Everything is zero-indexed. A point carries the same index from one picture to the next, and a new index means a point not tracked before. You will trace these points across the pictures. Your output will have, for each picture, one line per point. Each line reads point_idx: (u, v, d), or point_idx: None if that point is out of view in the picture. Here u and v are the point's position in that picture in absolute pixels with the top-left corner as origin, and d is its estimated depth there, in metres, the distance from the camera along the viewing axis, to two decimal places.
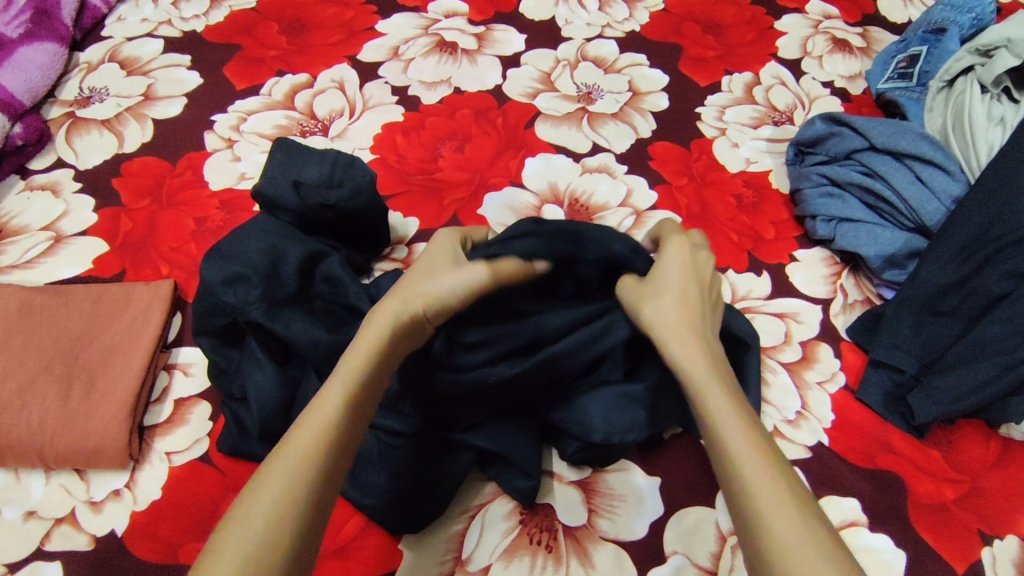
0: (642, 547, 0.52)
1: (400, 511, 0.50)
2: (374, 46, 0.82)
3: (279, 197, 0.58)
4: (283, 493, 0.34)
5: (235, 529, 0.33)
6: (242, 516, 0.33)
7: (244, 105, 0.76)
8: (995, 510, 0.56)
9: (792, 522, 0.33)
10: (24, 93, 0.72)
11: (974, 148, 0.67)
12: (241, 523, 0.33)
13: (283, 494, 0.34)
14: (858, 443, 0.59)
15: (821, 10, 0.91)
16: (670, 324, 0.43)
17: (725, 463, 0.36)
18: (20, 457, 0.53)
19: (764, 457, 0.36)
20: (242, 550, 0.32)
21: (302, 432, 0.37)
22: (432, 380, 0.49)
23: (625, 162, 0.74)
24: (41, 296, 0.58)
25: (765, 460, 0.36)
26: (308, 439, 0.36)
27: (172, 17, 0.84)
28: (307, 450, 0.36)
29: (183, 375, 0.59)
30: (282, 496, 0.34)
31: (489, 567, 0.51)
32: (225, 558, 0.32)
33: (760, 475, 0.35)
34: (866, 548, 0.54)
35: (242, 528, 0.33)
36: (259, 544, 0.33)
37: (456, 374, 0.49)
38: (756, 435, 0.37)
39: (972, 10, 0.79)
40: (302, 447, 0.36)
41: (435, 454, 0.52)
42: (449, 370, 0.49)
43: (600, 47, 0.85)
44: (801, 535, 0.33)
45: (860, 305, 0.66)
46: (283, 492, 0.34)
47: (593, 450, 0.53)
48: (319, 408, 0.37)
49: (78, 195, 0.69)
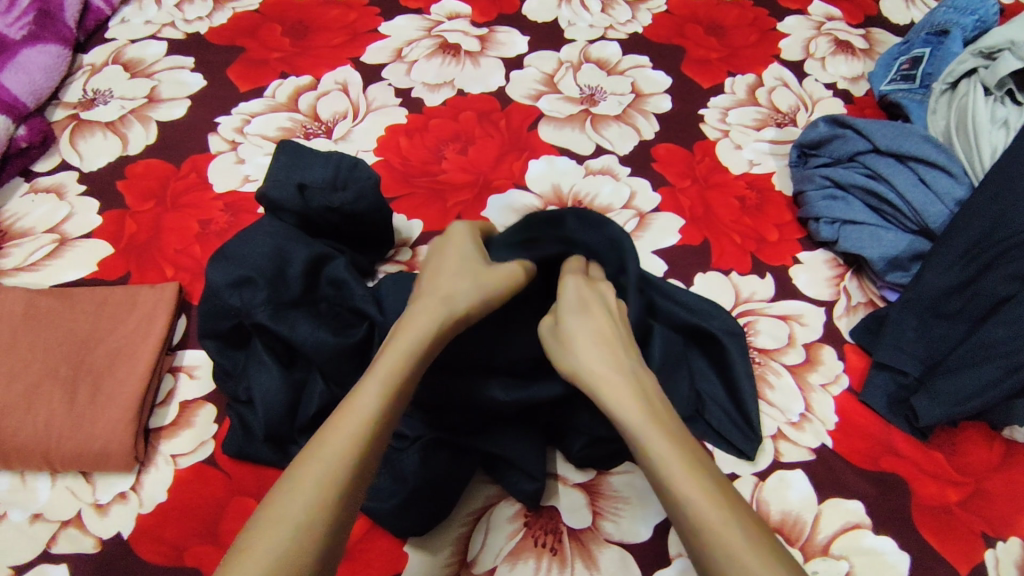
0: (648, 549, 0.53)
1: (407, 515, 0.50)
2: (377, 48, 0.82)
3: (281, 199, 0.58)
4: (313, 501, 0.35)
5: (264, 527, 0.34)
6: (274, 512, 0.35)
7: (248, 107, 0.76)
8: (998, 512, 0.56)
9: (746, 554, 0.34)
10: (28, 95, 0.72)
11: (978, 150, 0.67)
12: (274, 524, 0.34)
13: (316, 501, 0.35)
14: (862, 445, 0.59)
15: (824, 11, 0.91)
16: (600, 362, 0.44)
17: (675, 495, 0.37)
18: (27, 459, 0.53)
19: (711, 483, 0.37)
20: (276, 553, 0.33)
21: (337, 436, 0.38)
22: (456, 390, 0.51)
23: (628, 164, 0.74)
24: (46, 299, 0.58)
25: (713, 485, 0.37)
26: (338, 441, 0.37)
27: (175, 18, 0.84)
28: (342, 452, 0.37)
29: (189, 377, 0.59)
30: (315, 502, 0.35)
31: (495, 568, 0.51)
32: (257, 560, 0.33)
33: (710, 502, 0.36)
34: (870, 550, 0.54)
35: (275, 530, 0.34)
36: (289, 548, 0.33)
37: (472, 376, 0.52)
38: (702, 466, 0.38)
39: (974, 13, 0.79)
40: (333, 452, 0.37)
41: (445, 461, 0.51)
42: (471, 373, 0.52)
43: (603, 49, 0.85)
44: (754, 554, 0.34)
45: (864, 307, 0.67)
46: (315, 494, 0.35)
47: (600, 446, 0.54)
48: (353, 411, 0.39)
49: (82, 198, 0.69)
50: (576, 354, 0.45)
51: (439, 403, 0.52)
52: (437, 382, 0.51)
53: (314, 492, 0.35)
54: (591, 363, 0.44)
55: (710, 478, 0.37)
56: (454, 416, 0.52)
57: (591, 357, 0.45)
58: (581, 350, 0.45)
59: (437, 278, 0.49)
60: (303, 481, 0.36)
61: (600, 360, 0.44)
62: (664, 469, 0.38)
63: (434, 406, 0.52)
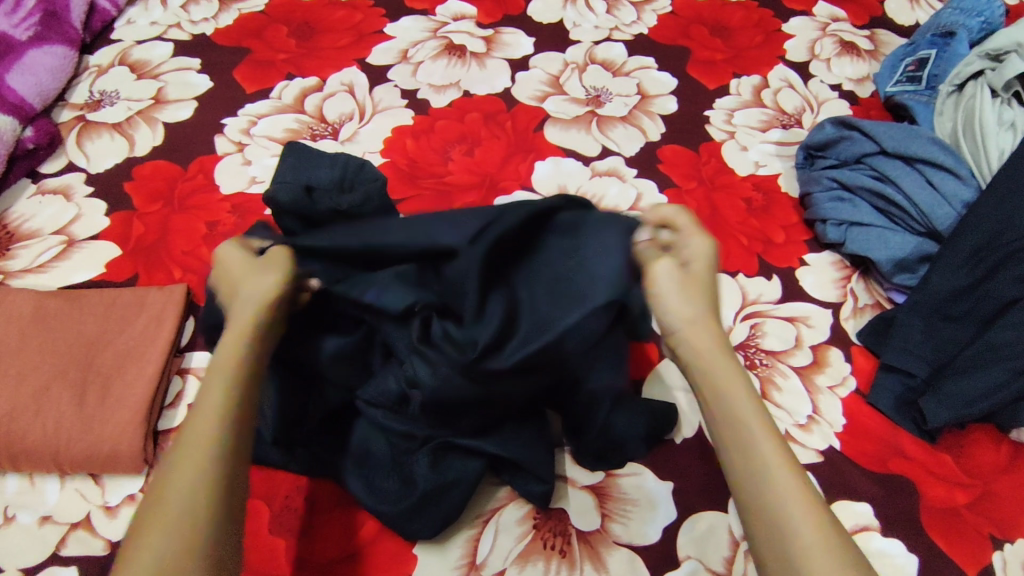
0: (657, 551, 0.53)
1: (421, 515, 0.51)
2: (382, 49, 0.82)
3: (292, 204, 0.56)
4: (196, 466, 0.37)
5: (161, 497, 0.36)
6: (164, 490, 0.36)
7: (255, 108, 0.76)
8: (1006, 514, 0.56)
9: (802, 507, 0.38)
10: (35, 96, 0.72)
11: (986, 153, 0.67)
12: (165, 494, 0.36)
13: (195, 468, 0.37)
14: (870, 448, 0.59)
15: (829, 12, 0.90)
16: (702, 319, 0.45)
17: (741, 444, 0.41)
18: (36, 462, 0.53)
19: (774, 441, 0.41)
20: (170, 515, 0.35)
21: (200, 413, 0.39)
22: (448, 390, 0.44)
23: (635, 166, 0.74)
24: (55, 301, 0.58)
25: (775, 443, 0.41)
26: (199, 446, 0.38)
27: (181, 20, 0.84)
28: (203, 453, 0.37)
29: (197, 379, 0.59)
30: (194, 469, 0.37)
31: (504, 572, 0.52)
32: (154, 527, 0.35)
33: (773, 457, 0.40)
34: (878, 553, 0.54)
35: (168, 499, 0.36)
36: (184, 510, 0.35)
37: (476, 381, 0.44)
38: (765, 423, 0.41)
39: (980, 14, 0.79)
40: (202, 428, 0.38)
41: (431, 456, 0.50)
42: (473, 376, 0.44)
43: (608, 50, 0.85)
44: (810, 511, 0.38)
45: (870, 309, 0.67)
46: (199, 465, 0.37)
47: (607, 432, 0.53)
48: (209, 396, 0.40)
49: (90, 199, 0.69)
50: (685, 307, 0.45)
51: (444, 403, 0.46)
52: (451, 381, 0.44)
53: (190, 492, 0.36)
54: (688, 316, 0.45)
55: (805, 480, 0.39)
56: (461, 416, 0.49)
57: (691, 314, 0.45)
58: (673, 306, 0.45)
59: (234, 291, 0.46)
60: (180, 476, 0.36)
61: (699, 314, 0.45)
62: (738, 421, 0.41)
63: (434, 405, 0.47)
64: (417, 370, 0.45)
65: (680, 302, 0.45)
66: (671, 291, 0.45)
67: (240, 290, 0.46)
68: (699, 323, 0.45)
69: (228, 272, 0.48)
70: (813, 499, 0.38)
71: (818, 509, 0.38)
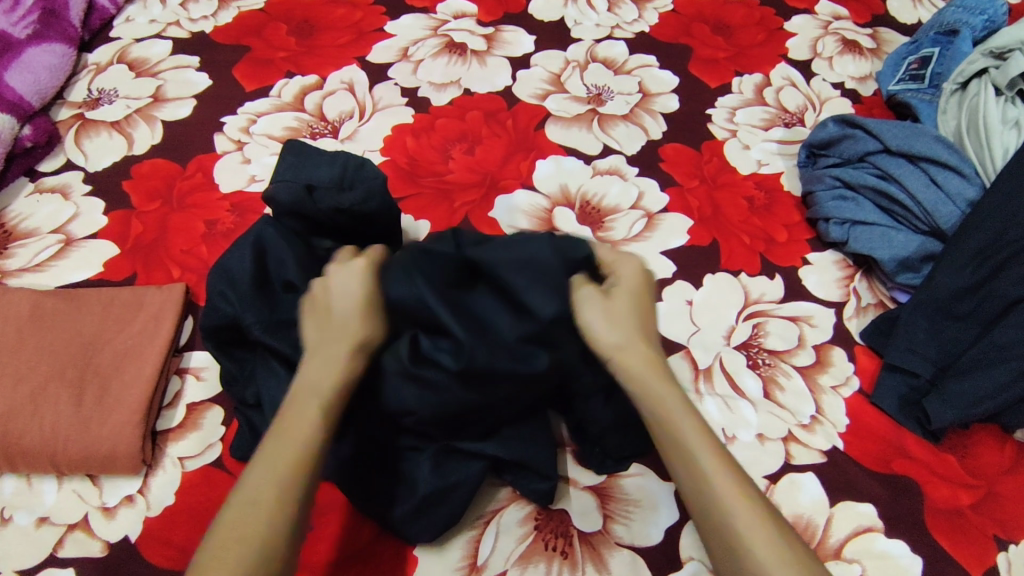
0: (659, 552, 0.52)
1: (419, 517, 0.50)
2: (383, 47, 0.82)
3: (293, 203, 0.55)
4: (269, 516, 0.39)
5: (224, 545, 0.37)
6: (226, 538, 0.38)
7: (254, 106, 0.76)
8: (1011, 515, 0.56)
9: (732, 488, 0.41)
10: (33, 94, 0.72)
11: (990, 151, 0.67)
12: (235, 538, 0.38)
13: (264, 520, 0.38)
14: (873, 448, 0.59)
15: (831, 10, 0.90)
16: (627, 333, 0.45)
17: (670, 435, 0.43)
18: (33, 463, 0.53)
19: (699, 427, 0.44)
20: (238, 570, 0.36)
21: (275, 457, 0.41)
22: (449, 403, 0.44)
23: (637, 164, 0.74)
24: (52, 300, 0.58)
25: (699, 427, 0.44)
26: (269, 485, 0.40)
27: (180, 17, 0.83)
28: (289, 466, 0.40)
29: (196, 379, 0.59)
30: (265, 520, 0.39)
31: (505, 573, 0.51)
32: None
33: (702, 445, 0.43)
34: (882, 554, 0.54)
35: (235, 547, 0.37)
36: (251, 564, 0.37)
37: (493, 384, 0.43)
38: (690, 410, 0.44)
39: (983, 12, 0.79)
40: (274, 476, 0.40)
41: (435, 460, 0.50)
42: (477, 386, 0.43)
43: (609, 48, 0.84)
44: (742, 496, 0.41)
45: (874, 308, 0.66)
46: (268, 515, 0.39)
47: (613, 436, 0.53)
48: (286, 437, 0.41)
49: (88, 198, 0.68)
50: (610, 328, 0.45)
51: (448, 417, 0.45)
52: (454, 395, 0.43)
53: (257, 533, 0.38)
54: (615, 335, 0.45)
55: (728, 458, 0.43)
56: (465, 427, 0.48)
57: (610, 335, 0.45)
58: (604, 332, 0.45)
59: (325, 318, 0.46)
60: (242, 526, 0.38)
61: (620, 334, 0.45)
62: (662, 416, 0.44)
63: (439, 421, 0.46)
64: (410, 395, 0.44)
65: (606, 328, 0.45)
66: (599, 315, 0.45)
67: (346, 330, 0.45)
68: (628, 342, 0.45)
69: (342, 288, 0.46)
70: (743, 481, 0.42)
71: (739, 480, 0.42)
